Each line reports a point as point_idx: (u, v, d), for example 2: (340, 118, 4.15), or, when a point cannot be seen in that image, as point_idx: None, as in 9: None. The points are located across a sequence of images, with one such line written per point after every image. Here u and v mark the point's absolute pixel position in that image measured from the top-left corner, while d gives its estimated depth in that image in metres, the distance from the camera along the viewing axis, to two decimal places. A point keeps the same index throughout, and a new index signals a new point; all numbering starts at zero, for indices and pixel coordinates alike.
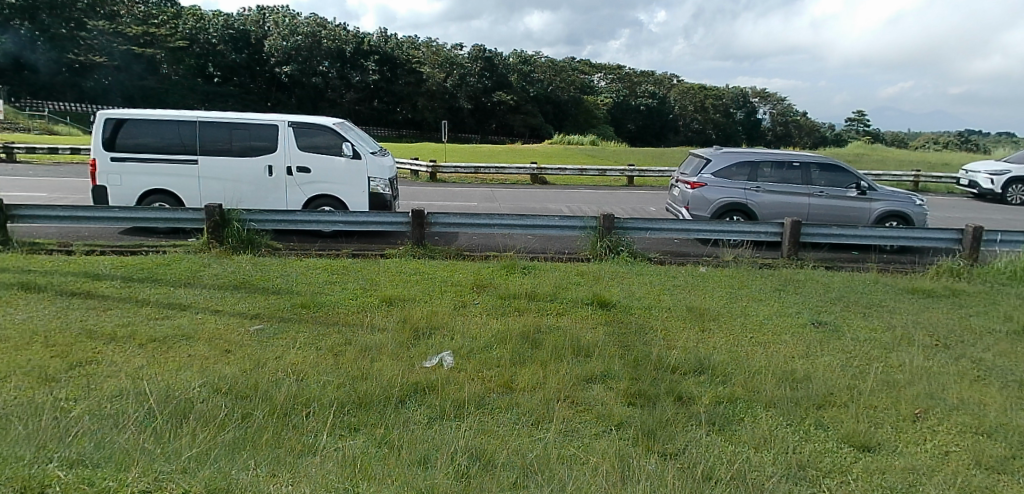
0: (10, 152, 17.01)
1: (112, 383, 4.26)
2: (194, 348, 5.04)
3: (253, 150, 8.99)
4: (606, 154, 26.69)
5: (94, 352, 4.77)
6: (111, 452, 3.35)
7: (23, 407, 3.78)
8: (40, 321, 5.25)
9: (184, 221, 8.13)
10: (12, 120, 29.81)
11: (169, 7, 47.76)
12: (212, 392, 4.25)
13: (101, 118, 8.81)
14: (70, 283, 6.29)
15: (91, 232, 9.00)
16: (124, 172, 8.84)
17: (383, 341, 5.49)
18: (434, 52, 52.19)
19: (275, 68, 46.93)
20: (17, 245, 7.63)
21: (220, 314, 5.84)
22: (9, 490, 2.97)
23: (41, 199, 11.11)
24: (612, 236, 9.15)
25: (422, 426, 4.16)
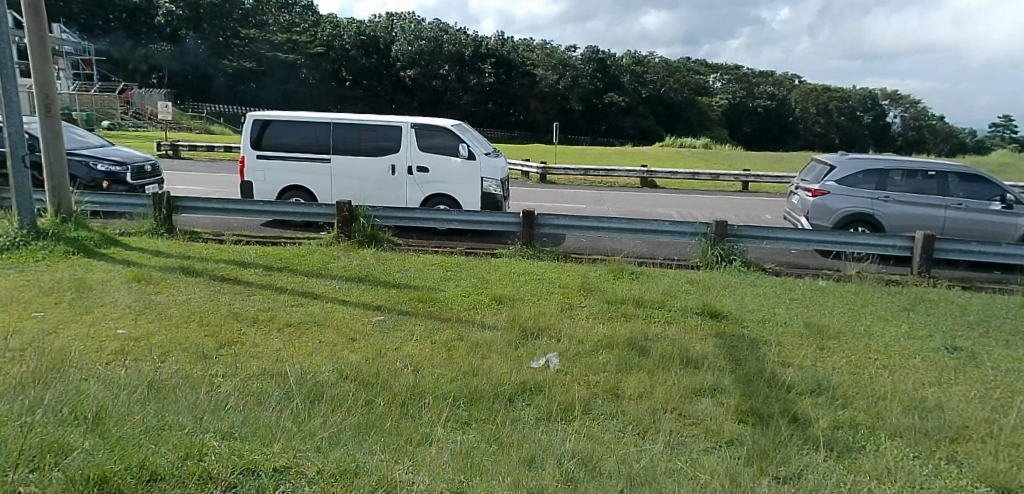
0: (176, 149, 19.12)
1: (255, 363, 4.70)
2: (324, 335, 5.45)
3: (378, 150, 9.52)
4: (719, 157, 25.78)
5: (240, 333, 5.29)
6: (255, 428, 3.50)
7: (184, 378, 4.20)
8: (197, 303, 5.86)
9: (317, 216, 8.76)
10: (179, 123, 33.95)
11: (308, 16, 51.60)
12: (339, 377, 4.59)
13: (250, 119, 9.66)
14: (220, 269, 6.98)
15: (238, 223, 9.89)
16: (267, 169, 9.64)
17: (493, 338, 5.67)
18: (548, 54, 52.59)
19: (400, 72, 49.12)
20: (180, 233, 8.55)
21: (346, 305, 6.26)
22: (174, 456, 3.04)
23: (197, 193, 12.37)
24: (725, 244, 8.86)
25: (530, 425, 4.26)
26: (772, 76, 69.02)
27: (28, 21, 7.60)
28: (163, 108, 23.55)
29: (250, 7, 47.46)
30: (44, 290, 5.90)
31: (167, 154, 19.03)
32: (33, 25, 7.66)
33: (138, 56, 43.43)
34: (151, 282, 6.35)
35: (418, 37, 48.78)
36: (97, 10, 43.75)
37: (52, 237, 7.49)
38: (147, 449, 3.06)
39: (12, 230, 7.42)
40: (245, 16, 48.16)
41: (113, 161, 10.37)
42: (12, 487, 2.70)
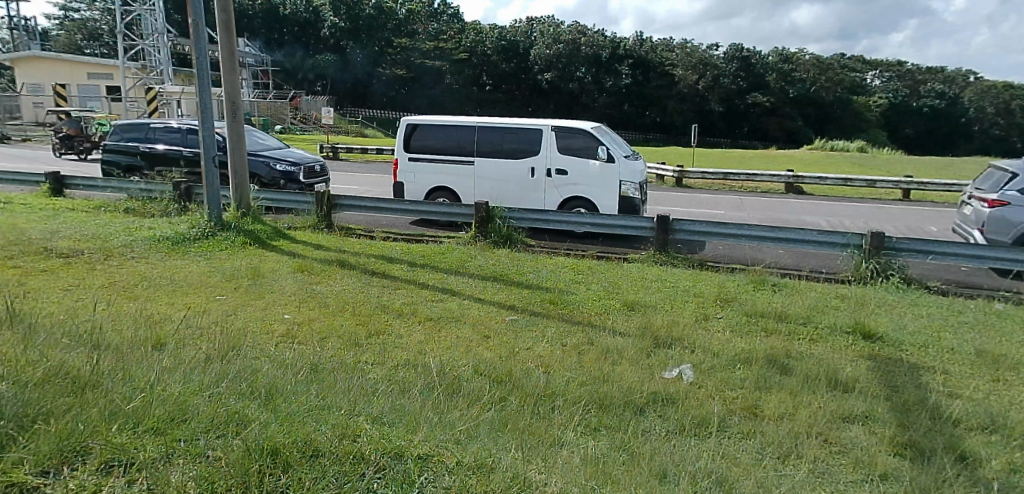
0: (335, 151, 20.78)
1: (399, 353, 5.00)
2: (461, 330, 5.70)
3: (519, 153, 9.74)
4: (877, 162, 23.65)
5: (387, 323, 5.68)
6: (401, 417, 3.51)
7: (338, 363, 4.56)
8: (350, 294, 6.38)
9: (457, 215, 9.17)
10: (338, 128, 37.05)
11: (452, 25, 54.09)
12: (475, 373, 4.74)
13: (403, 123, 10.29)
14: (371, 263, 7.53)
15: (386, 220, 10.57)
16: (416, 170, 10.22)
17: (625, 345, 5.62)
18: (687, 53, 50.98)
19: (538, 75, 49.85)
20: (336, 228, 9.31)
21: (482, 302, 6.49)
22: (332, 434, 2.99)
23: (352, 192, 13.37)
24: (881, 258, 8.13)
25: (662, 437, 4.14)
26: (943, 72, 62.15)
27: (220, 37, 8.65)
28: (326, 113, 25.71)
29: (403, 19, 51.72)
30: (227, 276, 6.70)
31: (327, 155, 20.74)
32: (224, 40, 8.71)
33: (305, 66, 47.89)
34: (313, 273, 6.99)
35: (557, 40, 49.47)
36: (273, 25, 48.77)
37: (233, 229, 8.45)
38: (311, 426, 3.03)
39: (203, 222, 8.46)
40: (397, 26, 51.50)
41: (290, 162, 11.46)
42: (202, 451, 2.71)
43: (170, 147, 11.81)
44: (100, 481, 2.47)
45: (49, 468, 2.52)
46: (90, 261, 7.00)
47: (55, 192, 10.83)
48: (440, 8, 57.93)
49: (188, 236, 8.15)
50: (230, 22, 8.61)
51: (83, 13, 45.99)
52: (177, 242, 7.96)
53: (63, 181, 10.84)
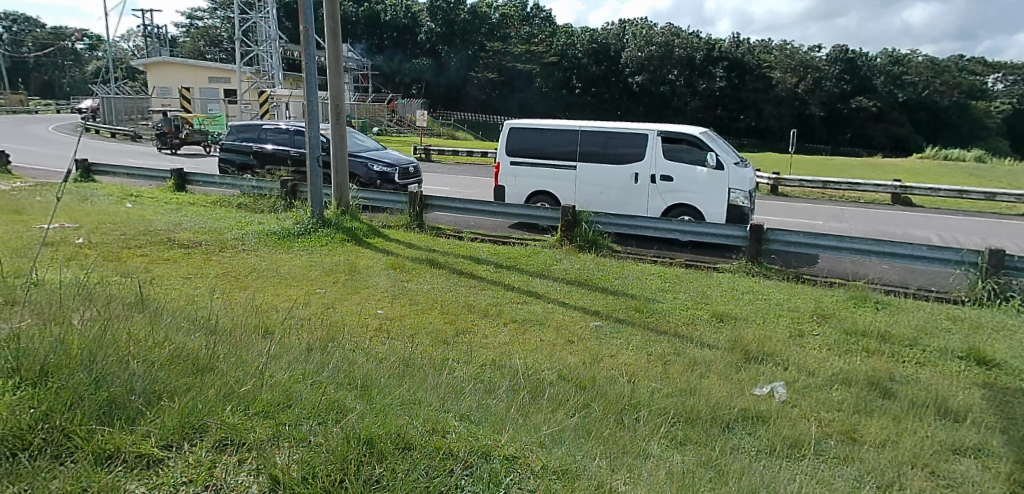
0: (428, 153, 21.39)
1: (484, 353, 5.08)
2: (546, 334, 5.73)
3: (623, 158, 9.68)
4: (1000, 174, 21.71)
5: (473, 323, 5.81)
6: (488, 414, 3.38)
7: (428, 359, 4.69)
8: (439, 293, 6.58)
9: (545, 219, 9.28)
10: (429, 130, 38.05)
11: (544, 28, 54.48)
12: (559, 377, 4.71)
13: (507, 127, 10.51)
14: (459, 263, 7.74)
15: (475, 221, 10.81)
16: (518, 174, 10.45)
17: (713, 357, 5.47)
18: (786, 55, 48.78)
19: (629, 78, 49.07)
20: (427, 228, 9.62)
21: (566, 307, 6.50)
22: (422, 427, 2.99)
23: (443, 193, 13.72)
24: (999, 277, 7.49)
25: (750, 457, 3.91)
26: None
27: (327, 42, 9.27)
28: (420, 115, 26.50)
29: (497, 23, 52.73)
30: (326, 270, 7.09)
31: (421, 157, 21.35)
32: (332, 46, 9.33)
33: (403, 70, 49.68)
34: (404, 270, 7.31)
35: (649, 42, 48.56)
36: (374, 30, 51.01)
37: (334, 226, 8.90)
38: (403, 418, 3.05)
39: (307, 218, 8.95)
40: (490, 30, 52.51)
41: (386, 163, 11.93)
42: (305, 436, 2.81)
43: (279, 147, 12.55)
44: (215, 457, 2.64)
45: (172, 442, 2.72)
46: (207, 252, 7.58)
47: (178, 188, 11.78)
48: (532, 12, 58.49)
49: (293, 231, 8.66)
50: (336, 27, 9.24)
51: (206, 22, 49.82)
52: (283, 237, 8.48)
53: (186, 177, 11.78)
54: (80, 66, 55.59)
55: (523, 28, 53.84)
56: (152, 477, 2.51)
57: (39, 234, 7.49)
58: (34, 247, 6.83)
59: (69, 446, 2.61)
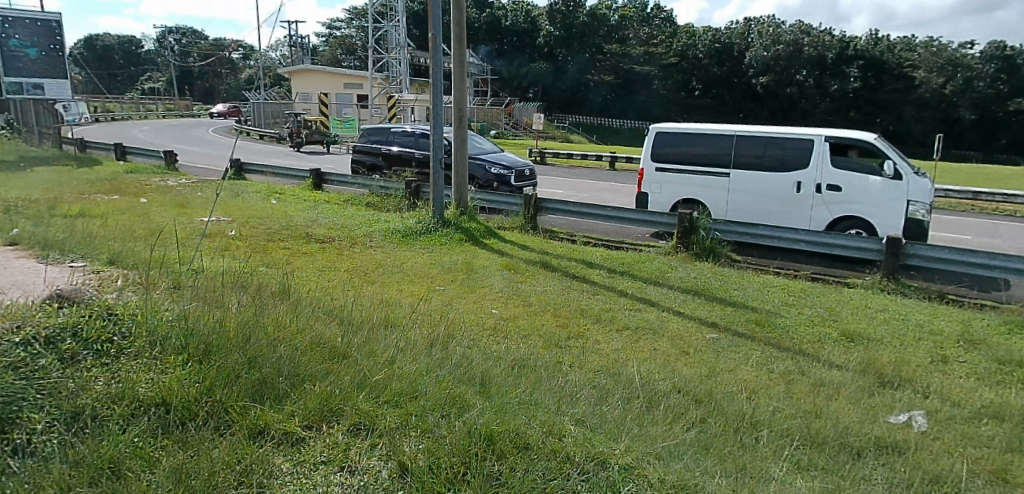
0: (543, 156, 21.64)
1: (597, 359, 5.07)
2: (660, 344, 5.62)
3: (785, 166, 9.25)
4: None
5: (585, 328, 5.81)
6: (604, 422, 3.33)
7: (544, 361, 4.74)
8: (552, 295, 6.66)
9: (660, 224, 9.09)
10: (543, 132, 38.35)
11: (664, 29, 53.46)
12: (673, 389, 4.58)
13: (653, 133, 10.29)
14: (572, 266, 7.80)
15: (588, 225, 10.80)
16: (664, 181, 10.18)
17: (843, 380, 5.13)
18: (933, 52, 44.57)
19: (753, 78, 46.59)
20: (541, 231, 9.76)
21: (681, 316, 6.35)
22: (539, 429, 3.04)
23: (558, 197, 13.83)
24: None
25: (883, 488, 3.57)
26: None
27: (453, 47, 9.79)
28: (537, 119, 26.84)
29: (616, 24, 52.49)
30: (444, 269, 7.39)
31: (535, 160, 21.63)
32: (458, 52, 9.83)
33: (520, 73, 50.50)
34: (518, 271, 7.48)
35: (777, 41, 45.73)
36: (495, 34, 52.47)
37: (453, 226, 9.25)
38: (521, 418, 3.11)
39: (428, 218, 9.37)
40: (609, 32, 52.34)
41: (503, 166, 12.21)
42: (430, 427, 2.95)
43: (404, 150, 13.19)
44: (350, 440, 2.84)
45: (312, 423, 2.96)
46: (338, 247, 8.13)
47: (314, 186, 12.68)
48: (653, 13, 57.65)
49: (415, 229, 9.09)
50: (462, 34, 9.76)
51: (343, 30, 53.23)
52: (406, 235, 8.92)
53: (322, 176, 12.66)
54: (234, 73, 61.22)
55: (643, 30, 53.15)
56: (295, 453, 2.75)
57: (198, 226, 8.36)
58: (194, 237, 7.65)
59: (227, 420, 2.91)
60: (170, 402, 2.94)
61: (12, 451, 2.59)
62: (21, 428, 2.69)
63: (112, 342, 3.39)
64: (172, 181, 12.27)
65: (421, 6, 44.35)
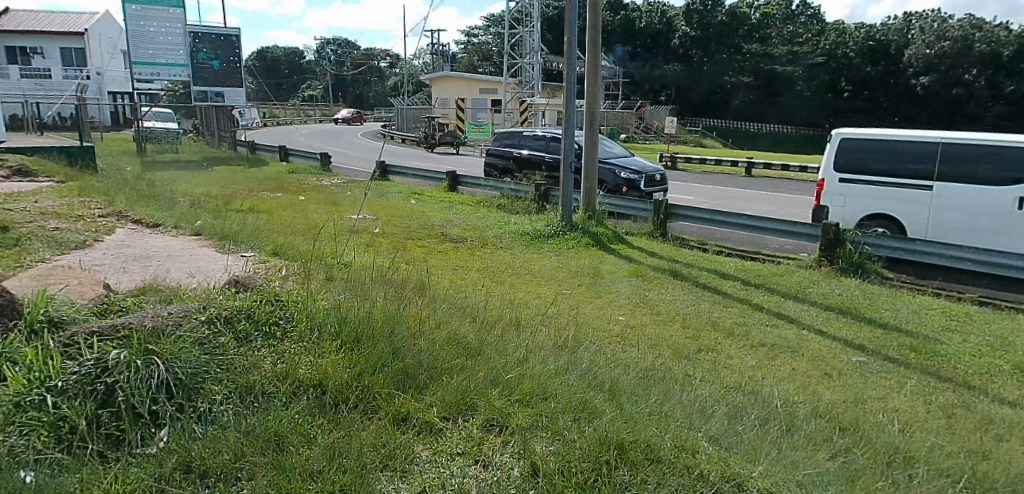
0: (675, 161, 21.14)
1: (729, 375, 4.89)
2: (798, 363, 5.31)
3: (1005, 178, 7.71)
4: None
5: (716, 342, 5.61)
6: (740, 440, 3.18)
7: (673, 373, 4.61)
8: (682, 305, 6.50)
9: (801, 236, 8.55)
10: (676, 136, 37.38)
11: (812, 27, 50.21)
12: (812, 413, 4.30)
13: (835, 139, 9.01)
14: (703, 276, 7.54)
15: (722, 234, 10.38)
16: (848, 194, 8.87)
17: (1017, 419, 4.54)
18: None
19: (912, 79, 42.27)
20: (671, 238, 9.56)
21: (823, 336, 5.93)
22: (670, 442, 2.97)
23: (691, 203, 13.43)
24: None
25: None
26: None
27: (587, 52, 9.81)
28: (669, 122, 26.24)
29: (757, 23, 50.12)
30: (571, 273, 7.45)
31: (666, 164, 21.15)
32: (591, 56, 9.86)
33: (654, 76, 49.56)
34: (645, 279, 7.36)
35: (942, 37, 40.95)
36: (628, 37, 51.98)
37: (580, 230, 9.30)
38: (652, 430, 3.06)
39: (557, 222, 9.49)
40: (749, 31, 50.07)
41: (633, 170, 12.06)
42: (561, 430, 3.00)
43: (534, 153, 13.43)
44: (483, 435, 2.96)
45: (449, 415, 3.12)
46: (471, 247, 8.46)
47: (449, 188, 13.25)
48: (799, 10, 54.48)
49: (544, 232, 9.24)
50: (597, 38, 9.75)
51: (481, 38, 54.95)
52: (535, 238, 9.09)
53: (457, 179, 13.20)
54: (380, 80, 65.20)
55: (788, 28, 50.32)
56: (434, 443, 2.91)
57: (347, 223, 9.04)
58: (344, 233, 8.29)
59: (374, 405, 3.15)
60: (325, 384, 3.24)
61: (197, 416, 2.96)
62: (205, 397, 3.07)
63: (277, 325, 3.79)
64: (326, 181, 13.38)
65: (555, 11, 44.73)
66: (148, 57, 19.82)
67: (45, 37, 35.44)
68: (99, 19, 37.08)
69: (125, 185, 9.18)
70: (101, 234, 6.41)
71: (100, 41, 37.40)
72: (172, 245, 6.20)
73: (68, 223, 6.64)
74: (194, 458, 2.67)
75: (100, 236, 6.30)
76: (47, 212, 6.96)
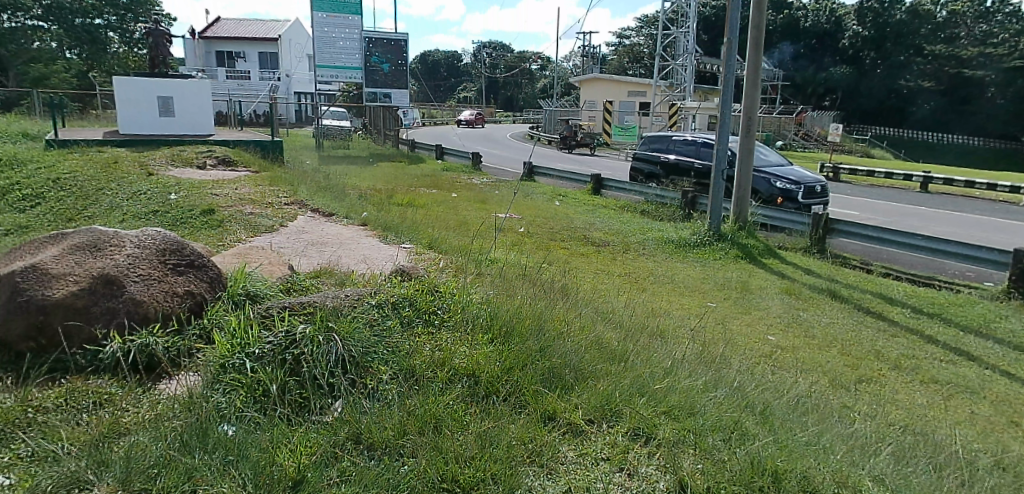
0: (838, 172, 19.59)
1: (893, 411, 4.49)
2: (978, 406, 4.75)
3: None
4: None
5: (879, 373, 5.17)
6: (910, 484, 2.91)
7: (828, 402, 4.30)
8: (841, 329, 6.05)
9: (987, 262, 7.59)
10: (840, 145, 34.56)
11: (1014, 23, 44.12)
12: (993, 464, 3.83)
13: None
14: (866, 300, 6.96)
15: (890, 254, 9.46)
16: None
17: None
18: None
19: None
20: (830, 256, 8.92)
21: (1011, 378, 5.25)
22: (829, 477, 2.80)
23: (856, 219, 12.37)
24: None
25: None
26: None
27: (748, 55, 9.44)
28: (834, 129, 24.32)
29: (943, 21, 45.12)
30: (718, 285, 7.21)
31: (828, 176, 19.66)
32: (752, 58, 9.47)
33: (817, 80, 46.12)
34: (800, 297, 6.94)
35: None
36: (791, 37, 48.85)
37: (729, 241, 8.95)
38: (810, 461, 2.90)
39: (704, 231, 9.22)
40: (934, 29, 45.13)
41: (790, 180, 11.36)
42: (709, 447, 2.94)
43: (682, 158, 13.07)
44: (628, 444, 2.98)
45: (594, 419, 3.17)
46: (613, 251, 8.46)
47: (593, 191, 13.29)
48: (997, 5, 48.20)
49: (690, 241, 9.00)
50: (760, 39, 9.33)
51: (633, 40, 54.22)
52: (680, 246, 8.88)
53: (601, 182, 13.18)
54: (531, 82, 66.46)
55: (982, 26, 44.70)
56: (579, 445, 2.97)
57: (495, 222, 9.39)
58: (491, 231, 8.62)
59: (523, 400, 3.28)
60: (477, 375, 3.42)
61: (366, 393, 3.27)
62: (372, 376, 3.38)
63: (435, 314, 4.07)
64: (477, 179, 13.97)
65: (712, 10, 43.07)
66: (331, 60, 21.80)
67: (245, 43, 40.17)
68: (289, 26, 41.31)
69: (306, 177, 10.20)
70: (286, 219, 7.20)
71: (291, 46, 41.56)
72: (344, 233, 6.82)
73: (261, 209, 7.51)
74: (363, 431, 2.94)
75: (285, 222, 7.06)
76: (245, 199, 7.93)
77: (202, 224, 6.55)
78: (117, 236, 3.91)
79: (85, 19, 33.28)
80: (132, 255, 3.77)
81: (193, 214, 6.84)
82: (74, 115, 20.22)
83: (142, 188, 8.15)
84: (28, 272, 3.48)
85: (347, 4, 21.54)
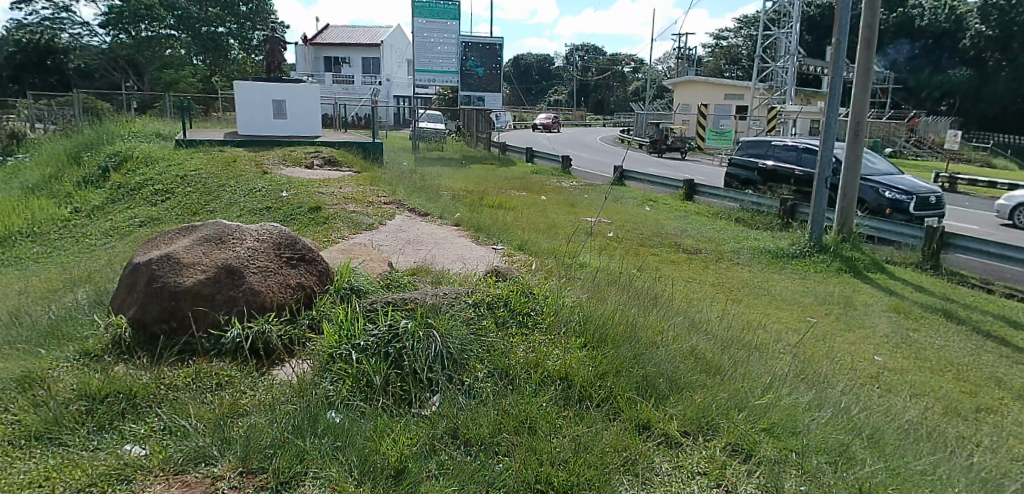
0: (954, 183, 18.16)
1: (1017, 445, 4.12)
2: None
3: None
4: None
5: (1001, 402, 4.77)
6: None
7: (941, 430, 4.01)
8: (956, 353, 5.62)
9: None
10: (957, 153, 32.01)
11: None
12: None
13: None
14: (987, 323, 6.42)
15: (1015, 273, 8.69)
16: None
17: None
18: None
19: None
20: (944, 272, 8.30)
21: None
22: None
23: (974, 234, 11.44)
24: None
25: None
26: None
27: (858, 57, 8.95)
28: (952, 137, 22.58)
29: None
30: (819, 299, 6.87)
31: (942, 186, 18.27)
32: (863, 59, 8.96)
33: (933, 83, 42.94)
34: (910, 316, 6.50)
35: None
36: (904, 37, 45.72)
37: (832, 253, 8.51)
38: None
39: (804, 242, 8.83)
40: None
41: (900, 190, 10.66)
42: (812, 470, 2.84)
43: (780, 165, 12.56)
44: (727, 459, 2.92)
45: (690, 431, 3.12)
46: (706, 259, 8.24)
47: (685, 197, 13.00)
48: None
49: (789, 252, 8.63)
50: (871, 39, 8.82)
51: (730, 41, 52.44)
52: (778, 257, 8.53)
53: (694, 188, 12.88)
54: (623, 85, 65.70)
55: None
56: (675, 456, 2.94)
57: (585, 226, 9.37)
58: (581, 235, 8.62)
59: (617, 408, 3.27)
60: (571, 378, 3.45)
61: (461, 389, 3.36)
62: (468, 373, 3.47)
63: (529, 316, 4.12)
64: (567, 183, 13.98)
65: (817, 10, 40.95)
66: (429, 64, 22.57)
67: (349, 48, 42.07)
68: (390, 32, 42.92)
69: (403, 178, 10.56)
70: (384, 218, 7.49)
71: (391, 51, 43.19)
72: (438, 233, 7.02)
73: (361, 208, 7.85)
74: (460, 426, 3.04)
75: (383, 220, 7.35)
76: (348, 198, 8.32)
77: (310, 221, 6.96)
78: (239, 229, 4.20)
79: (210, 27, 35.61)
80: (252, 247, 4.05)
81: (301, 212, 7.28)
82: (196, 116, 21.85)
83: (257, 186, 8.75)
84: (163, 261, 3.84)
85: (445, 10, 22.21)
